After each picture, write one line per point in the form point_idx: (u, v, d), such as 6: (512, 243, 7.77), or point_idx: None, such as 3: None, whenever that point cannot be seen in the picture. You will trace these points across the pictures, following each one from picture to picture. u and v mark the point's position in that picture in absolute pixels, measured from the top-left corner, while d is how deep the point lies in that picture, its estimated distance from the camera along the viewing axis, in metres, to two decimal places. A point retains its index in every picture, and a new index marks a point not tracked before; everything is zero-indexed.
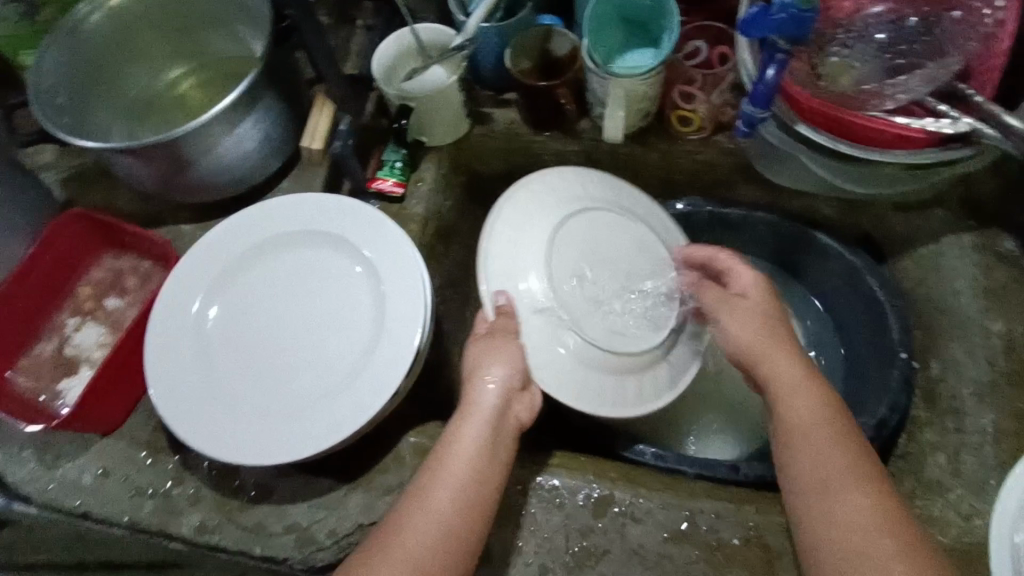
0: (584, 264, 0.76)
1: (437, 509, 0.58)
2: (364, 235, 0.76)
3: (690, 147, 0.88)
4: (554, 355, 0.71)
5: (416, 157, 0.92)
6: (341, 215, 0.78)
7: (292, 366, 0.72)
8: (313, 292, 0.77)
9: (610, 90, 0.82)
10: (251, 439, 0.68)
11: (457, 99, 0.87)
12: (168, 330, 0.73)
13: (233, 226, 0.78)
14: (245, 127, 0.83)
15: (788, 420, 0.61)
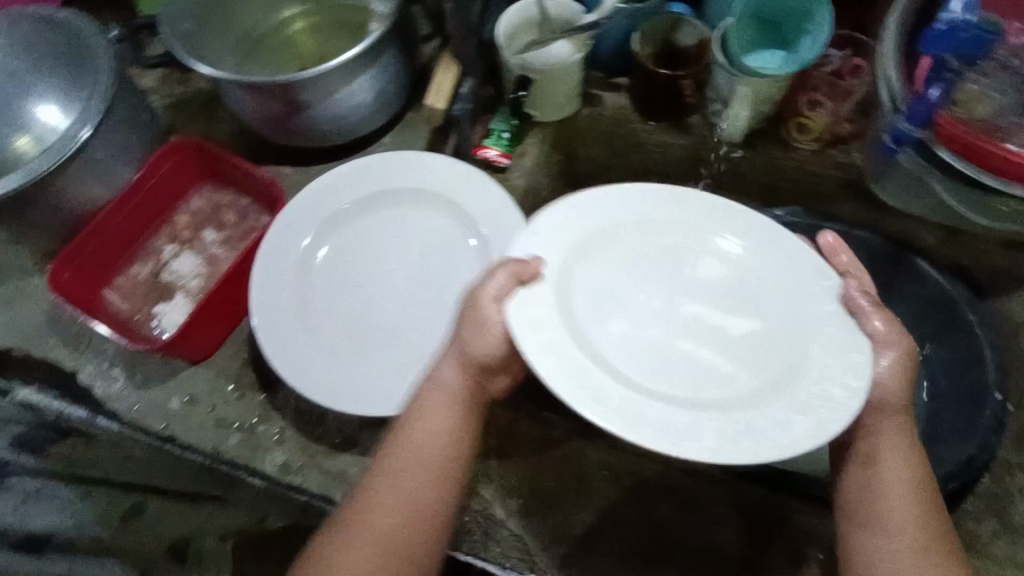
0: (668, 356, 0.60)
1: (408, 481, 0.56)
2: (480, 205, 0.76)
3: (800, 156, 0.87)
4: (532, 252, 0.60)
5: (523, 129, 0.91)
6: (458, 181, 0.77)
7: (382, 311, 0.73)
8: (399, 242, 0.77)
9: (737, 89, 0.80)
10: (346, 383, 0.68)
11: (575, 76, 0.85)
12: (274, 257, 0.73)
13: (348, 172, 0.78)
14: (365, 78, 0.82)
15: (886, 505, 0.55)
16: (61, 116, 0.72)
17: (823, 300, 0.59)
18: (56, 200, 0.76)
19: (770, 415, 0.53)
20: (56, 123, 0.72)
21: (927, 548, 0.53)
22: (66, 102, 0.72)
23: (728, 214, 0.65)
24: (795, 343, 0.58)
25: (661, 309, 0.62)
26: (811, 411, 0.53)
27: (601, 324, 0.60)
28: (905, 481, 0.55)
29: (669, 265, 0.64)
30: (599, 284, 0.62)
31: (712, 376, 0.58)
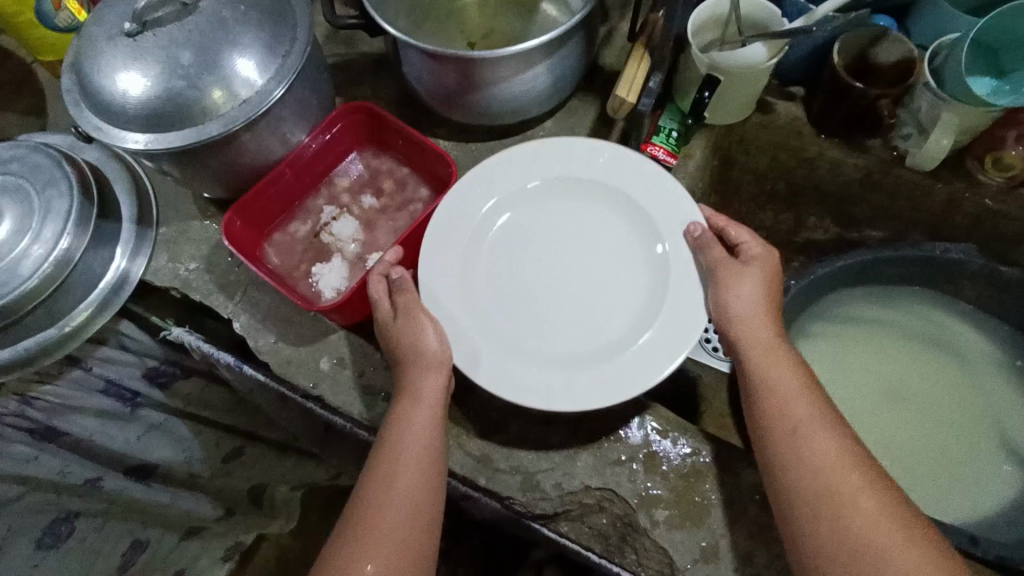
0: (550, 324, 0.71)
1: (408, 477, 0.62)
2: (647, 197, 0.74)
3: (989, 193, 0.82)
4: (437, 232, 0.72)
5: (689, 131, 0.88)
6: (633, 172, 0.75)
7: (544, 311, 0.72)
8: (561, 230, 0.76)
9: (941, 116, 0.75)
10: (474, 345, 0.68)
11: (759, 82, 0.81)
12: (445, 224, 0.73)
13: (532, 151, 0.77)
14: (548, 63, 0.81)
15: (801, 451, 0.59)
16: (256, 72, 0.72)
17: (686, 255, 0.71)
18: (236, 153, 0.77)
19: (627, 376, 0.65)
20: (252, 78, 0.72)
21: (831, 466, 0.57)
22: (264, 57, 0.73)
23: (624, 203, 0.75)
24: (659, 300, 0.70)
25: (562, 278, 0.73)
26: (633, 367, 0.66)
27: (512, 331, 0.70)
28: (794, 404, 0.61)
29: (555, 233, 0.76)
30: (524, 289, 0.73)
31: (596, 343, 0.69)
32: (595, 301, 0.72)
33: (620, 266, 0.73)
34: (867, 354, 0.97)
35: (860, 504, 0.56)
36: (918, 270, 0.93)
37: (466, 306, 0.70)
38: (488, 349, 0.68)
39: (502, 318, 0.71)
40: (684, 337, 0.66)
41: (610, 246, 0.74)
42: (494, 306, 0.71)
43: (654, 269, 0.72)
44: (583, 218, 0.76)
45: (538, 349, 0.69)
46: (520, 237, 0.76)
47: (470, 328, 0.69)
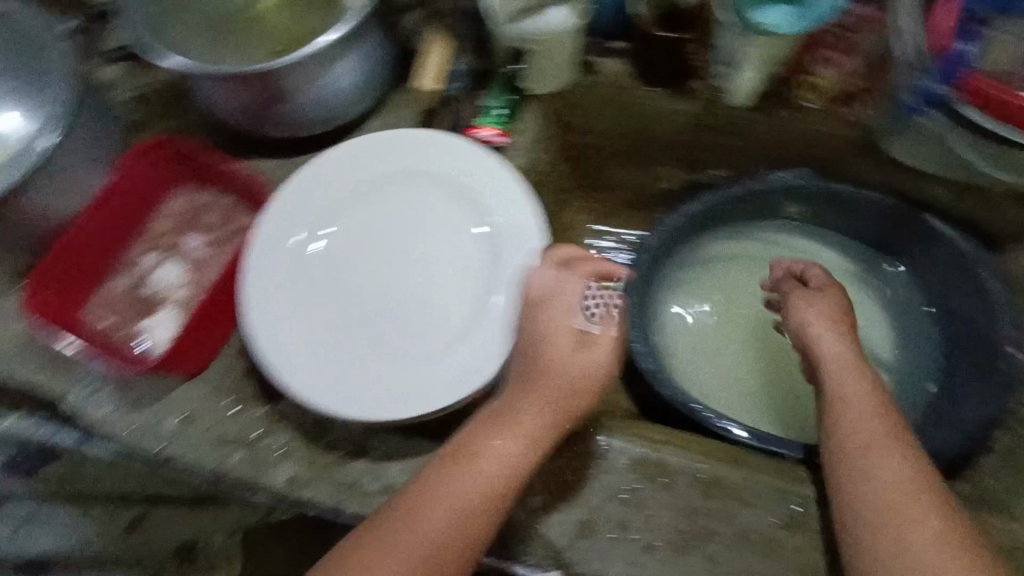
0: (402, 327, 0.67)
1: (438, 514, 0.53)
2: (463, 172, 0.72)
3: (810, 118, 0.83)
4: (257, 273, 0.67)
5: (517, 106, 0.86)
6: (442, 152, 0.72)
7: (393, 315, 0.68)
8: (386, 226, 0.71)
9: (743, 50, 0.76)
10: (330, 377, 0.64)
11: (566, 45, 0.79)
12: (261, 266, 0.68)
13: (335, 159, 0.72)
14: (348, 63, 0.76)
15: (871, 470, 0.58)
16: (15, 122, 0.69)
17: (511, 216, 0.70)
18: (21, 221, 0.70)
19: (485, 352, 0.65)
20: (11, 129, 0.69)
21: (900, 487, 0.56)
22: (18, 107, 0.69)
23: (443, 183, 0.72)
24: (501, 272, 0.68)
25: (400, 274, 0.69)
26: (490, 341, 0.65)
27: (364, 345, 0.66)
28: (864, 417, 0.62)
29: (384, 230, 0.71)
30: (367, 297, 0.68)
31: (451, 332, 0.66)
32: (442, 291, 0.69)
33: (457, 243, 0.70)
34: (737, 294, 1.00)
35: (923, 527, 0.54)
36: (764, 203, 0.96)
37: (309, 335, 0.66)
38: (345, 371, 0.65)
39: (350, 336, 0.67)
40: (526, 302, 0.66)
41: (443, 229, 0.71)
42: (339, 325, 0.67)
43: (490, 239, 0.70)
44: (407, 208, 0.72)
45: (394, 356, 0.66)
46: (347, 244, 0.70)
47: (317, 357, 0.65)
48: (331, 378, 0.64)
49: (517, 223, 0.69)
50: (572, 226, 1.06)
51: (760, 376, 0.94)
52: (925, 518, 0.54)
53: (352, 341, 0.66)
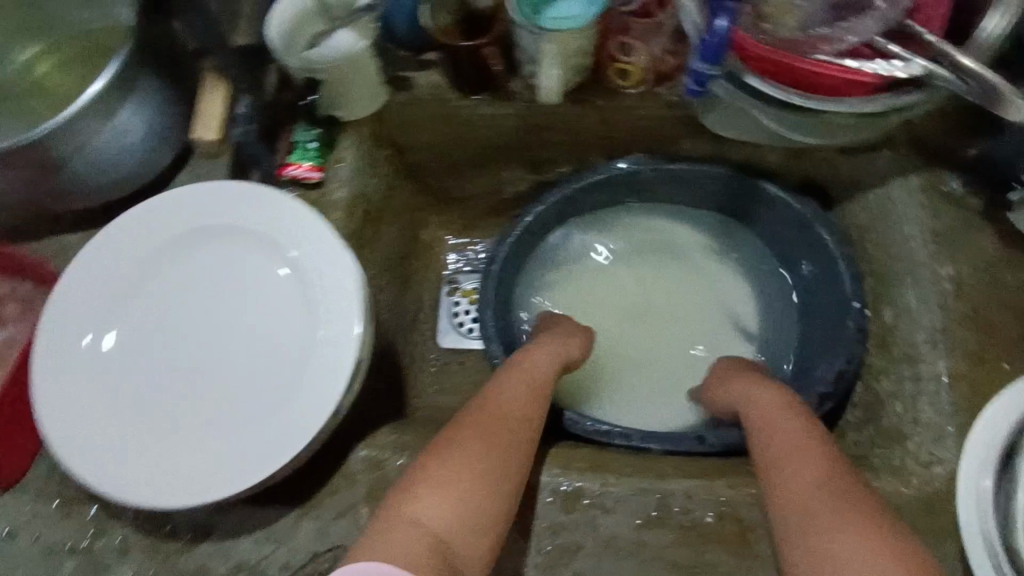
0: (221, 403, 0.63)
1: (475, 438, 0.62)
2: (258, 219, 0.66)
3: (630, 103, 0.81)
4: (53, 380, 0.62)
5: (333, 136, 0.82)
6: (232, 203, 0.67)
7: (209, 392, 0.64)
8: (189, 292, 0.66)
9: (541, 48, 0.74)
10: (157, 471, 0.61)
11: (368, 65, 0.77)
12: (54, 371, 0.63)
13: (116, 233, 0.66)
14: (125, 117, 0.71)
15: (787, 476, 0.61)
16: None
17: (315, 254, 0.65)
18: None
19: (313, 405, 0.62)
20: None
21: (811, 487, 0.59)
22: None
23: (240, 235, 0.67)
24: (316, 321, 0.64)
25: (212, 341, 0.65)
26: (315, 393, 0.62)
27: (182, 433, 0.62)
28: (785, 437, 0.65)
29: (187, 297, 0.66)
30: (179, 379, 0.64)
31: (273, 398, 0.63)
32: (259, 354, 0.64)
33: (269, 294, 0.66)
34: (609, 287, 0.98)
35: (838, 526, 0.55)
36: (616, 194, 0.94)
37: (125, 431, 0.62)
38: (173, 460, 0.61)
39: (168, 425, 0.62)
40: (345, 344, 0.63)
41: (252, 281, 0.66)
42: (156, 411, 0.63)
43: (301, 287, 0.65)
44: (208, 268, 0.67)
45: (217, 437, 0.62)
46: (148, 322, 0.65)
47: (133, 457, 0.61)
48: (150, 478, 0.60)
49: (327, 264, 0.65)
50: (434, 243, 1.06)
51: (633, 368, 0.93)
52: (841, 518, 0.55)
53: (173, 426, 0.62)
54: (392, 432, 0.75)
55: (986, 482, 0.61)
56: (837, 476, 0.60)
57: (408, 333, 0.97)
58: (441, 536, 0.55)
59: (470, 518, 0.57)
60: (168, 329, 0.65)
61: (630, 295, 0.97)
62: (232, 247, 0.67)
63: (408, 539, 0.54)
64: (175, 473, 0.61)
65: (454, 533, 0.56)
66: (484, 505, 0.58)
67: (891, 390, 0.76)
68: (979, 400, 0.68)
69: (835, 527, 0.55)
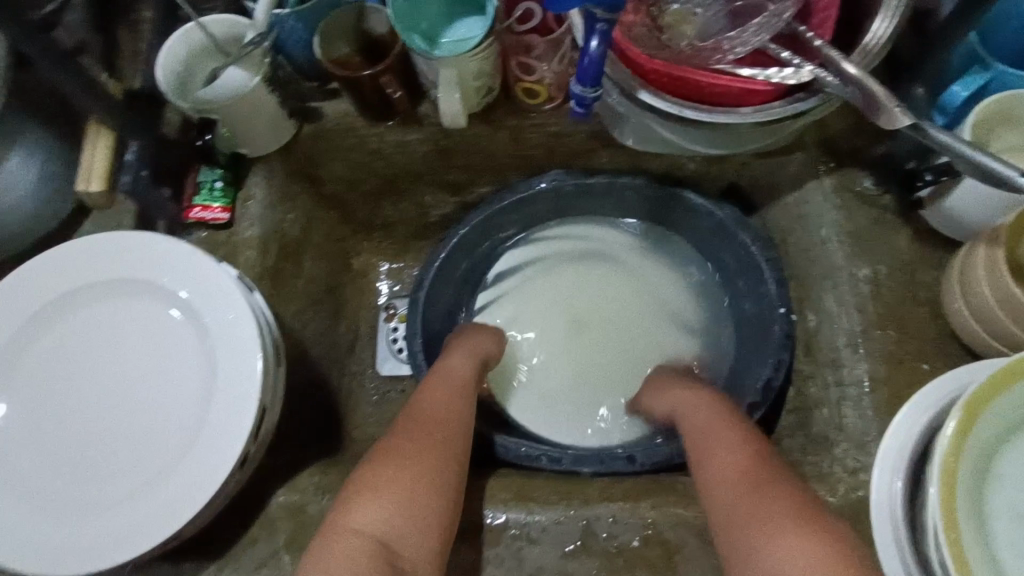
0: (119, 461, 0.61)
1: (410, 441, 0.60)
2: (150, 266, 0.65)
3: (541, 120, 0.81)
4: None
5: (239, 173, 0.80)
6: (123, 254, 0.65)
7: (108, 450, 0.61)
8: (83, 350, 0.64)
9: (440, 72, 0.72)
10: (55, 539, 0.58)
11: (269, 101, 0.76)
12: None
13: (1, 296, 0.64)
14: (10, 167, 0.71)
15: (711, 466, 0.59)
16: None
17: (208, 296, 0.64)
18: None
19: (216, 450, 0.60)
20: None
21: (738, 473, 0.56)
22: None
23: (134, 286, 0.65)
24: (214, 368, 0.63)
25: (110, 397, 0.63)
26: (217, 439, 0.60)
27: (82, 499, 0.60)
28: (709, 431, 0.63)
29: (82, 355, 0.64)
30: (79, 441, 0.62)
31: (173, 451, 0.61)
32: (158, 406, 0.63)
33: (168, 342, 0.64)
34: (544, 300, 0.94)
35: (767, 507, 0.52)
36: (539, 210, 0.93)
37: (20, 501, 0.59)
38: (72, 525, 0.59)
39: (67, 490, 0.60)
40: (246, 385, 0.61)
41: (148, 332, 0.65)
42: (52, 477, 0.60)
43: (199, 335, 0.64)
44: (102, 323, 0.65)
45: (116, 500, 0.59)
46: (41, 385, 0.63)
47: (24, 525, 0.59)
48: (47, 551, 0.58)
49: (224, 310, 0.64)
50: (367, 270, 1.04)
51: (570, 382, 0.90)
52: (762, 495, 0.53)
53: (72, 490, 0.60)
54: (310, 474, 0.73)
55: (899, 484, 0.60)
56: (753, 447, 0.59)
57: (343, 364, 0.96)
58: (386, 542, 0.52)
59: (412, 518, 0.54)
60: (63, 390, 0.63)
61: (567, 305, 0.93)
62: (128, 302, 0.65)
63: (348, 545, 0.51)
64: (76, 540, 0.58)
65: (394, 532, 0.52)
66: (422, 501, 0.55)
67: (818, 395, 0.75)
68: (899, 402, 0.67)
69: (765, 499, 0.52)
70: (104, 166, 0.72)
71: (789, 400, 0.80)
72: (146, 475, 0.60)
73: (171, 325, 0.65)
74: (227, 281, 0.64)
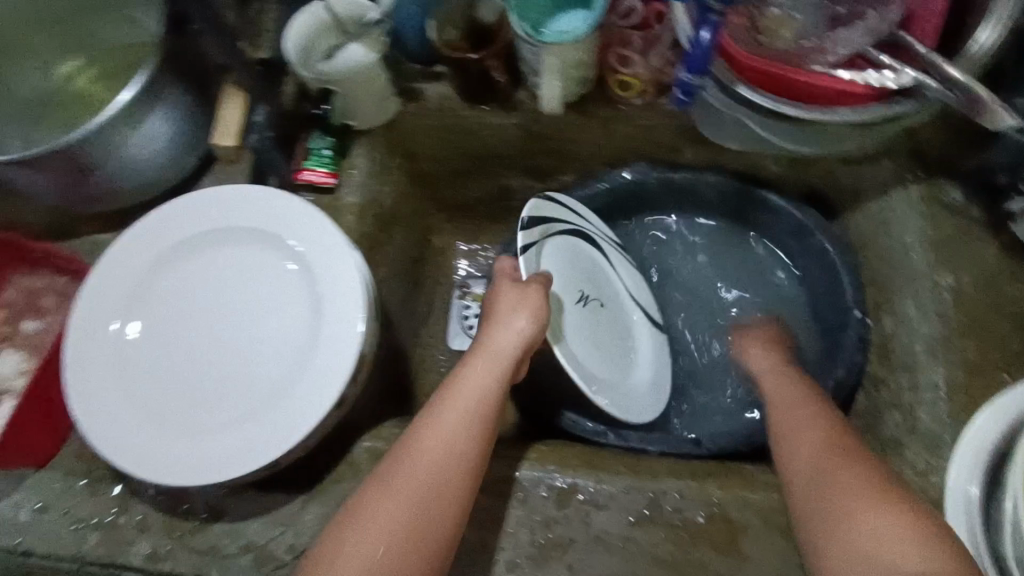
0: (230, 389, 0.67)
1: (397, 484, 0.58)
2: (271, 218, 0.71)
3: (631, 113, 0.84)
4: (80, 368, 0.67)
5: (345, 145, 0.86)
6: (248, 205, 0.72)
7: (223, 379, 0.68)
8: (206, 288, 0.71)
9: (544, 60, 0.76)
10: (174, 452, 0.64)
11: (379, 76, 0.81)
12: (81, 361, 0.67)
13: (141, 232, 0.72)
14: (152, 124, 0.76)
15: (798, 444, 0.61)
16: None
17: (321, 249, 0.70)
18: None
19: (320, 387, 0.66)
20: None
21: (824, 450, 0.59)
22: None
23: (256, 235, 0.72)
24: (322, 315, 0.68)
25: (228, 332, 0.69)
26: (322, 377, 0.66)
27: (198, 419, 0.66)
28: (793, 410, 0.66)
29: (205, 292, 0.71)
30: (197, 368, 0.68)
31: (281, 384, 0.67)
32: (269, 345, 0.69)
33: (282, 287, 0.71)
34: (570, 264, 0.82)
35: (857, 485, 0.54)
36: (619, 203, 0.96)
37: (145, 415, 0.66)
38: (190, 441, 0.65)
39: (185, 410, 0.66)
40: (352, 331, 0.67)
41: (265, 277, 0.71)
42: (173, 397, 0.67)
43: (310, 284, 0.70)
44: (225, 265, 0.72)
45: (228, 423, 0.66)
46: (168, 315, 0.70)
47: (145, 436, 0.65)
48: (166, 461, 0.64)
49: (335, 263, 0.69)
50: (446, 248, 1.10)
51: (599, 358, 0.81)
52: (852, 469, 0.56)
53: (190, 411, 0.66)
54: (390, 426, 0.79)
55: (975, 490, 0.63)
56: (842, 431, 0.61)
57: (418, 333, 1.01)
58: None
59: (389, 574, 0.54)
60: (186, 322, 0.70)
61: (588, 275, 0.85)
62: (248, 248, 0.72)
63: None
64: (192, 455, 0.64)
65: None
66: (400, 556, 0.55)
67: (889, 399, 0.76)
68: (976, 410, 0.67)
69: (852, 473, 0.55)
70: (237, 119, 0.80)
71: (858, 403, 0.81)
72: (256, 404, 0.66)
73: (285, 272, 0.71)
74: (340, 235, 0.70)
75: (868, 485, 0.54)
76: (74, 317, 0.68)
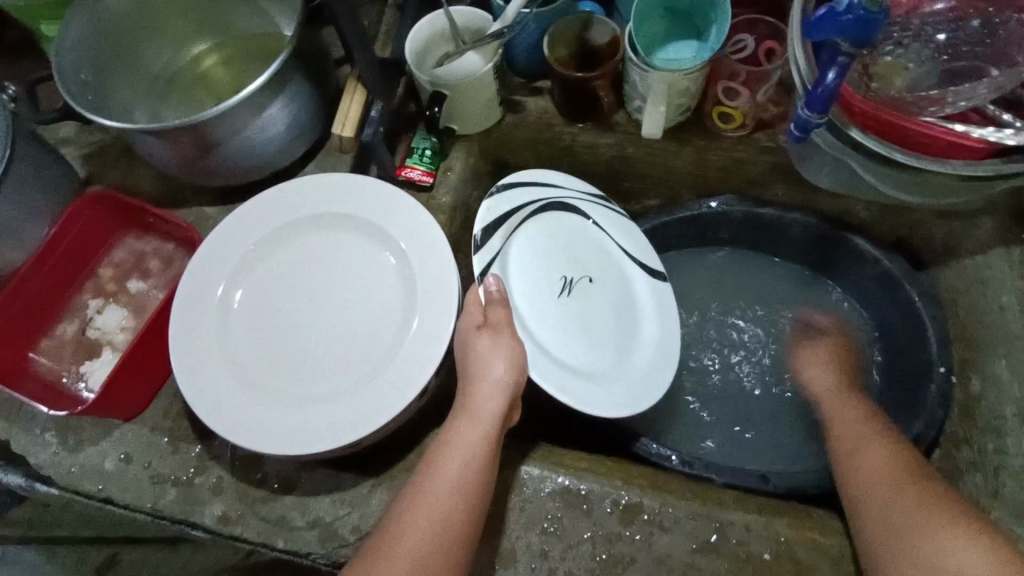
0: (323, 364, 0.70)
1: (420, 531, 0.58)
2: (377, 210, 0.75)
3: (726, 145, 0.85)
4: (186, 327, 0.70)
5: (445, 146, 0.89)
6: (357, 195, 0.76)
7: (317, 356, 0.71)
8: (308, 268, 0.75)
9: (651, 85, 0.78)
10: (266, 420, 0.67)
11: (490, 87, 0.84)
12: (188, 320, 0.71)
13: (256, 207, 0.76)
14: (273, 110, 0.79)
15: (858, 460, 0.66)
16: None
17: (422, 244, 0.73)
18: None
19: (408, 373, 0.67)
20: None
21: (877, 474, 0.63)
22: None
23: (361, 223, 0.75)
24: (414, 306, 0.71)
25: (325, 313, 0.73)
26: (411, 366, 0.68)
27: (291, 391, 0.69)
28: (845, 421, 0.72)
29: (307, 271, 0.75)
30: (293, 342, 0.72)
31: (373, 366, 0.69)
32: (357, 327, 0.72)
33: (380, 275, 0.74)
34: (547, 254, 0.80)
35: (929, 527, 0.55)
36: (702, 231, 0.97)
37: (242, 380, 0.69)
38: (281, 410, 0.68)
39: (278, 382, 0.69)
40: (443, 324, 0.69)
41: (365, 263, 0.75)
42: (269, 366, 0.70)
43: (406, 276, 0.73)
44: (330, 247, 0.76)
45: (319, 398, 0.68)
46: (272, 291, 0.74)
47: (235, 401, 0.68)
48: (258, 426, 0.67)
49: (434, 257, 0.72)
50: None
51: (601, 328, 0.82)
52: (915, 499, 0.58)
53: (283, 381, 0.69)
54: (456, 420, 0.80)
55: None
56: (897, 456, 0.64)
57: None
58: None
59: None
60: (287, 299, 0.74)
61: (571, 256, 0.82)
62: (352, 235, 0.76)
63: None
64: (283, 425, 0.67)
65: None
66: None
67: (970, 460, 0.73)
68: None
69: (917, 509, 0.57)
70: (357, 111, 0.84)
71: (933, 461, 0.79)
72: (346, 383, 0.69)
73: (385, 262, 0.74)
74: (439, 232, 0.72)
75: (932, 520, 0.56)
76: (184, 279, 0.73)
